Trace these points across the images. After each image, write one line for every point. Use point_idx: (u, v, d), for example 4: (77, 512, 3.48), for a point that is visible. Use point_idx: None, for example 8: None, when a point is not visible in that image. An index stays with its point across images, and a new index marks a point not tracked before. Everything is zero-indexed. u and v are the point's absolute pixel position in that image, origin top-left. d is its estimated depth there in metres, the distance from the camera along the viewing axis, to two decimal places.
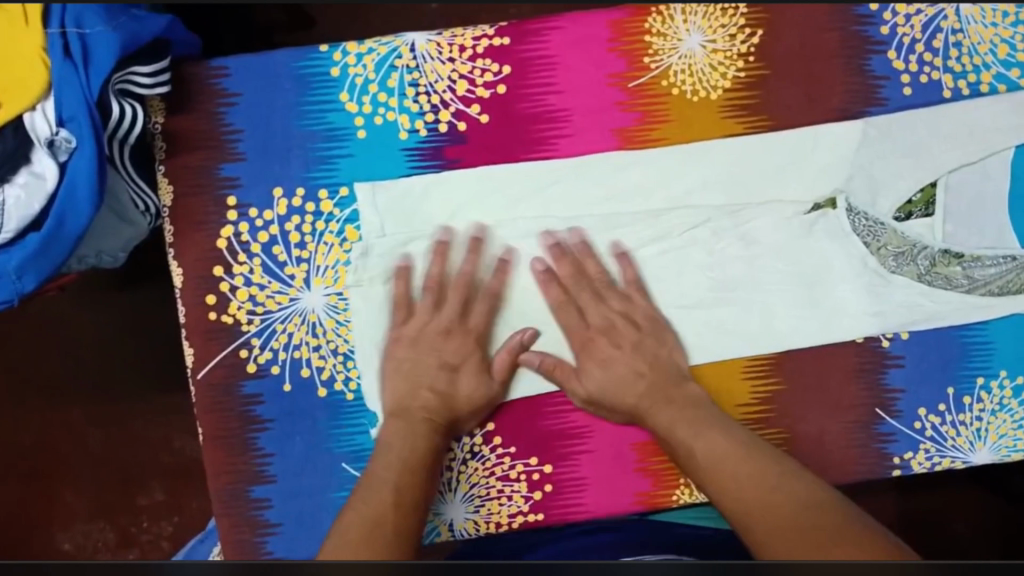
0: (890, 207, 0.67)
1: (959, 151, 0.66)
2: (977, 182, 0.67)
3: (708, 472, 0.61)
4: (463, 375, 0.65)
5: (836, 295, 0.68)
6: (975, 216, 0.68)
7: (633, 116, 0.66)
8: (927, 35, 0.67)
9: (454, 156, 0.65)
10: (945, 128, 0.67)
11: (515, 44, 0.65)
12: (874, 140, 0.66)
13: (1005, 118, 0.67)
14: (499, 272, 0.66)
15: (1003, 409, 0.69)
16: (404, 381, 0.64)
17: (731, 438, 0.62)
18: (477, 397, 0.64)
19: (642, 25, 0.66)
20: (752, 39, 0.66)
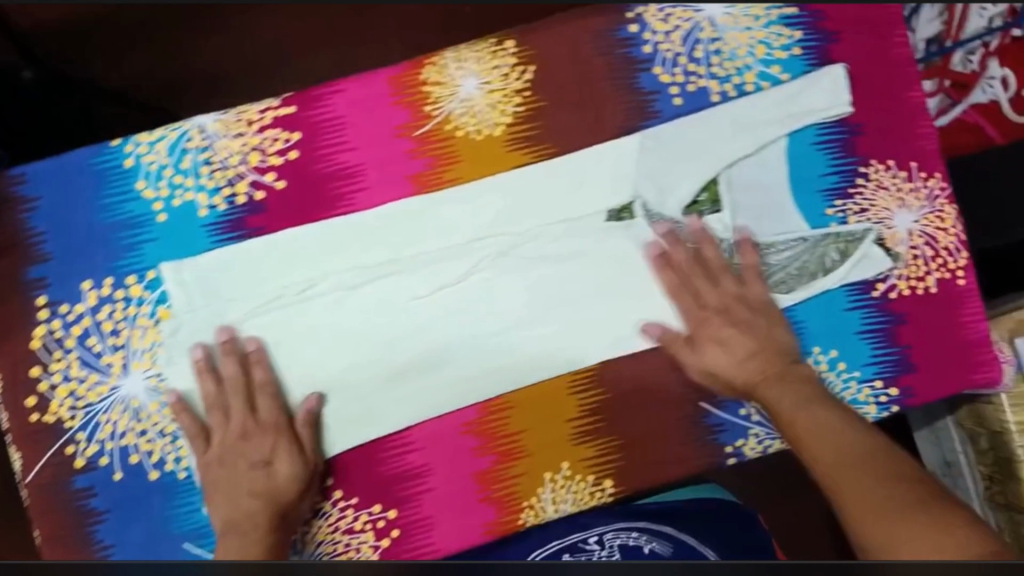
0: (677, 207, 0.71)
1: (733, 149, 0.71)
2: (757, 173, 0.72)
3: (815, 454, 0.65)
4: (270, 470, 0.66)
5: (644, 296, 0.71)
6: (761, 206, 0.72)
7: (424, 162, 0.69)
8: (687, 47, 0.72)
9: (256, 225, 0.68)
10: (721, 132, 0.71)
11: (302, 110, 0.68)
12: (651, 150, 0.71)
13: (772, 113, 0.71)
14: (264, 363, 0.67)
15: (822, 384, 0.72)
16: (222, 483, 0.66)
17: (817, 415, 0.66)
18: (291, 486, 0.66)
19: (418, 77, 0.69)
20: (526, 75, 0.70)
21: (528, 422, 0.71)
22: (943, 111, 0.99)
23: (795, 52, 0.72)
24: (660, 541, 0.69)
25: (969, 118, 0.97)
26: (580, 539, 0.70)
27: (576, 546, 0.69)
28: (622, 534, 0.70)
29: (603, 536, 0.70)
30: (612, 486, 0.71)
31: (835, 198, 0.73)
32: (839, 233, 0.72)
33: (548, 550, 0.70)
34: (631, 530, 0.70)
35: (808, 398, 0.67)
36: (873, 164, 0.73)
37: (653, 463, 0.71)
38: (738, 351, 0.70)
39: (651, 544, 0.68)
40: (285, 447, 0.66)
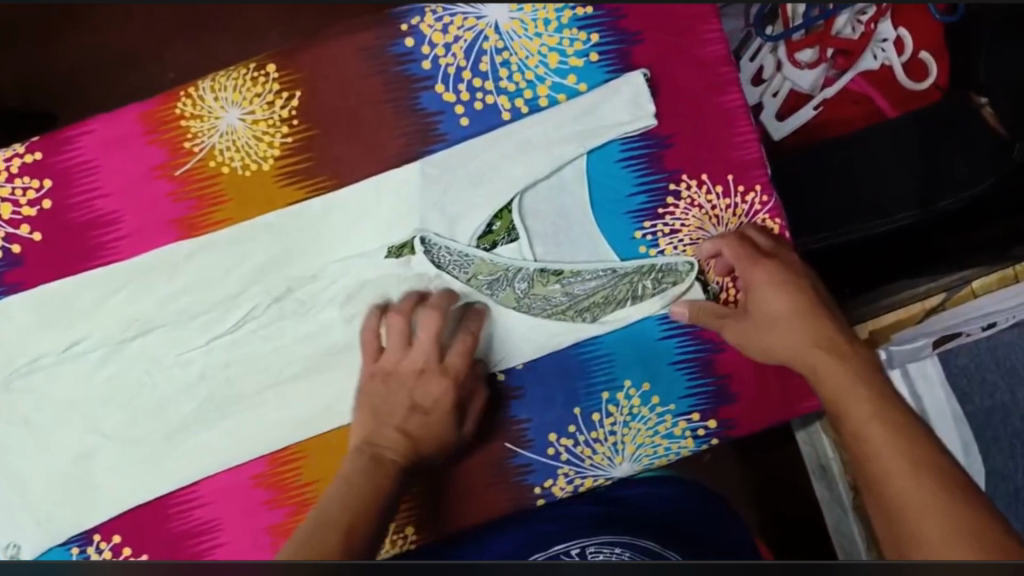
0: (469, 240, 0.65)
1: (526, 171, 0.65)
2: (553, 195, 0.66)
3: (874, 477, 0.57)
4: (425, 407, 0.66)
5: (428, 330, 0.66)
6: (560, 231, 0.66)
7: (188, 204, 0.65)
8: (472, 60, 0.65)
9: (13, 281, 0.64)
10: (510, 151, 0.65)
11: (49, 156, 0.64)
12: (435, 179, 0.65)
13: (569, 130, 0.65)
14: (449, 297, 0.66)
15: (635, 419, 0.67)
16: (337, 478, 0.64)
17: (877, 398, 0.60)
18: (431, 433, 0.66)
19: (174, 111, 0.65)
20: (292, 102, 0.65)
21: (320, 468, 0.67)
22: (828, 82, 0.86)
23: (592, 58, 0.66)
24: (644, 556, 0.61)
25: (856, 87, 0.85)
26: (564, 549, 0.64)
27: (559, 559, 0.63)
28: (605, 548, 0.62)
29: (586, 548, 0.63)
30: (414, 532, 0.67)
31: (643, 220, 0.66)
32: (653, 262, 0.66)
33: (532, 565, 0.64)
34: (613, 544, 0.63)
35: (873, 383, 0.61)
36: (684, 180, 0.66)
37: (462, 506, 0.68)
38: (784, 318, 0.64)
39: None
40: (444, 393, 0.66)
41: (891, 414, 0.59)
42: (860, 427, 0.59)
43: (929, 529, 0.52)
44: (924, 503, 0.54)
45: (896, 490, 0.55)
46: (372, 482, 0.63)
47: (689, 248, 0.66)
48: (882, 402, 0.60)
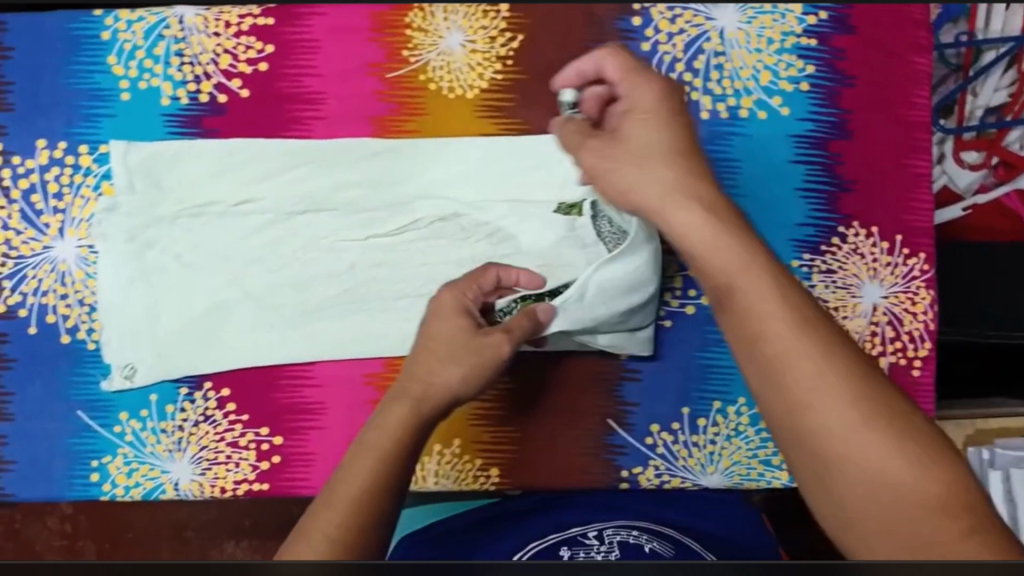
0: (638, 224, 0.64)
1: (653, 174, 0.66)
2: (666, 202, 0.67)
3: (807, 435, 0.54)
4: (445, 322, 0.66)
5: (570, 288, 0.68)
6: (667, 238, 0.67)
7: (389, 107, 0.68)
8: (688, 56, 0.67)
9: (211, 127, 0.67)
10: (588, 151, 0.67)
11: (280, 25, 0.67)
12: None
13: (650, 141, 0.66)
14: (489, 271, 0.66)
15: (737, 435, 0.69)
16: (362, 455, 0.64)
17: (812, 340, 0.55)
18: (451, 345, 0.65)
19: (403, 19, 0.68)
20: (512, 43, 0.67)
21: None
22: (982, 190, 0.81)
23: (802, 87, 0.67)
24: (661, 542, 0.64)
25: (1010, 202, 0.80)
26: (581, 531, 0.67)
27: (576, 538, 0.66)
28: (622, 531, 0.66)
29: (604, 530, 0.66)
30: (497, 475, 0.70)
31: (803, 251, 0.68)
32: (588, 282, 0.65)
33: (545, 542, 0.66)
34: (631, 529, 0.67)
35: (806, 324, 0.55)
36: (853, 226, 0.68)
37: (546, 466, 0.70)
38: (706, 237, 0.59)
39: (653, 545, 0.64)
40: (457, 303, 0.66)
41: (841, 353, 0.54)
42: (778, 352, 0.55)
43: (886, 466, 0.51)
44: (867, 472, 0.51)
45: (802, 400, 0.54)
46: (379, 470, 0.62)
47: (839, 291, 0.68)
48: (815, 327, 0.55)
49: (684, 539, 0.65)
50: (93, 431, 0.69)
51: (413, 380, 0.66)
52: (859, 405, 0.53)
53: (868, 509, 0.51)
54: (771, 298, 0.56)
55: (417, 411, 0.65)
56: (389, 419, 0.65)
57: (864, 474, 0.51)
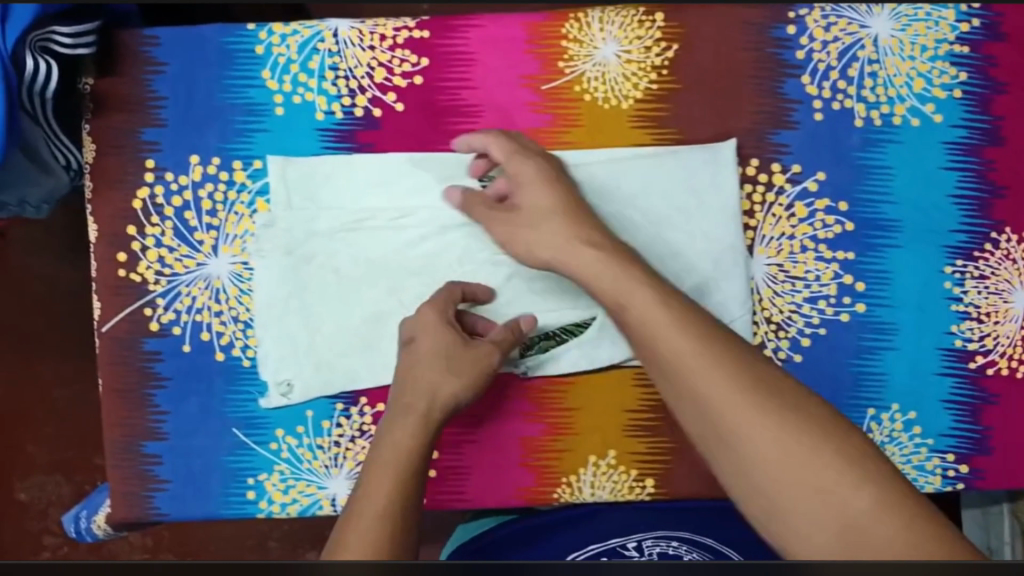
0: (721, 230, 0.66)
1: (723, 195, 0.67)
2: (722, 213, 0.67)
3: (715, 437, 0.52)
4: (420, 346, 0.63)
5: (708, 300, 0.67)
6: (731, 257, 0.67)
7: (543, 118, 0.68)
8: (843, 63, 0.68)
9: (367, 141, 0.67)
10: (679, 178, 0.67)
11: (434, 38, 0.67)
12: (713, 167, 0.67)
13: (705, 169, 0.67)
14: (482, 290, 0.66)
15: (892, 442, 0.68)
16: (382, 453, 0.59)
17: (688, 332, 0.54)
18: (433, 367, 0.62)
19: (559, 30, 0.68)
20: (667, 53, 0.68)
21: (585, 401, 0.69)
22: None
23: (955, 94, 0.68)
24: (698, 551, 0.68)
25: None
26: (620, 543, 0.69)
27: (615, 549, 0.68)
28: (662, 542, 0.69)
29: (642, 542, 0.68)
30: (653, 485, 0.69)
31: (957, 257, 0.68)
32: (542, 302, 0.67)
33: (585, 551, 0.69)
34: (670, 539, 0.69)
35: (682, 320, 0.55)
36: (1006, 232, 0.68)
37: (701, 476, 0.69)
38: (628, 280, 0.58)
39: (691, 554, 0.67)
40: (437, 321, 0.63)
41: (716, 350, 0.53)
42: (695, 373, 0.53)
43: (770, 450, 0.49)
44: (768, 455, 0.49)
45: (726, 424, 0.51)
46: (406, 459, 0.58)
47: (990, 296, 0.69)
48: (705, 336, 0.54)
49: (723, 549, 0.69)
50: (248, 449, 0.68)
51: (413, 396, 0.61)
52: (726, 368, 0.52)
53: (765, 474, 0.49)
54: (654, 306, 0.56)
55: (425, 413, 0.61)
56: (400, 434, 0.59)
57: (770, 460, 0.49)
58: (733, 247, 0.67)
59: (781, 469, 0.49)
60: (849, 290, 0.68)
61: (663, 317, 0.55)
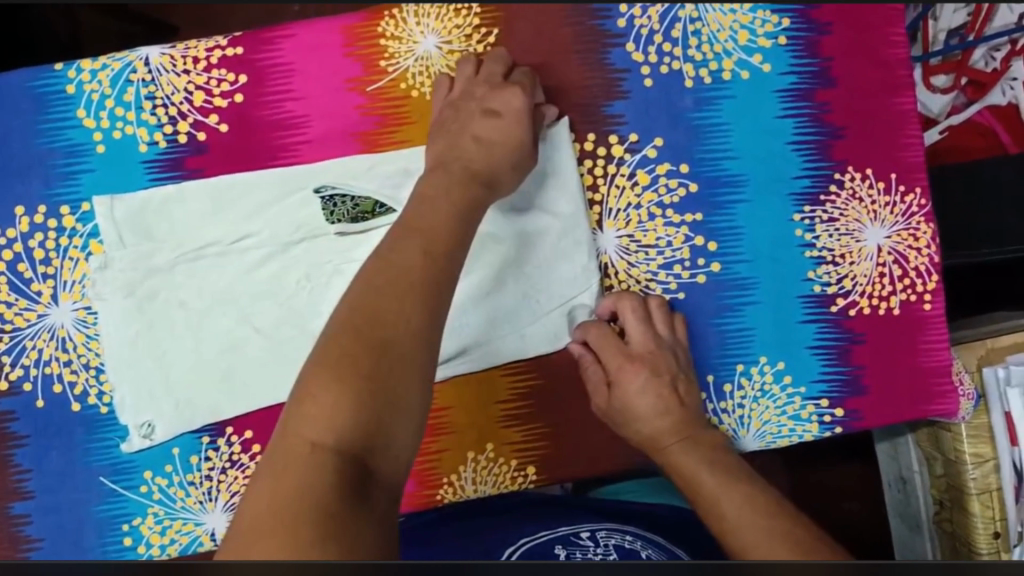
0: (564, 207, 0.67)
1: (557, 175, 0.67)
2: (559, 189, 0.67)
3: (716, 512, 0.60)
4: (501, 120, 0.63)
5: (551, 283, 0.67)
6: (569, 237, 0.67)
7: (373, 120, 0.66)
8: (666, 25, 0.67)
9: (195, 167, 0.66)
10: None
11: (250, 53, 0.66)
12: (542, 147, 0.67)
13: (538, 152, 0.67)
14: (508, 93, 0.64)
15: (765, 395, 0.69)
16: (379, 316, 0.51)
17: (666, 420, 0.65)
18: (464, 188, 0.60)
19: (375, 29, 0.66)
20: (488, 39, 0.67)
21: (456, 398, 0.68)
22: (954, 111, 0.80)
23: (781, 41, 0.68)
24: (654, 548, 0.62)
25: (981, 120, 0.79)
26: (574, 532, 0.65)
27: (568, 539, 0.63)
28: (616, 533, 0.64)
29: (597, 533, 0.64)
30: (535, 472, 0.69)
31: (804, 203, 0.69)
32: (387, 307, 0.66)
33: (537, 538, 0.64)
34: (624, 533, 0.64)
35: (665, 406, 0.66)
36: (849, 171, 0.68)
37: (580, 456, 0.69)
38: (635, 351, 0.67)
39: (647, 550, 0.61)
40: (524, 108, 0.63)
41: (688, 419, 0.66)
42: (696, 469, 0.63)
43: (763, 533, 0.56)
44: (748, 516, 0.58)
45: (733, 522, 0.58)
46: (415, 350, 0.51)
47: (842, 237, 0.69)
48: (692, 436, 0.65)
49: (673, 547, 0.64)
50: (119, 496, 0.67)
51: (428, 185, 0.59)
52: (717, 469, 0.62)
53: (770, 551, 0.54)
54: (644, 393, 0.66)
55: (426, 291, 0.53)
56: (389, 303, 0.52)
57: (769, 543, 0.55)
58: (576, 224, 0.67)
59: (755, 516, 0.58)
60: (702, 251, 0.68)
61: (651, 400, 0.66)
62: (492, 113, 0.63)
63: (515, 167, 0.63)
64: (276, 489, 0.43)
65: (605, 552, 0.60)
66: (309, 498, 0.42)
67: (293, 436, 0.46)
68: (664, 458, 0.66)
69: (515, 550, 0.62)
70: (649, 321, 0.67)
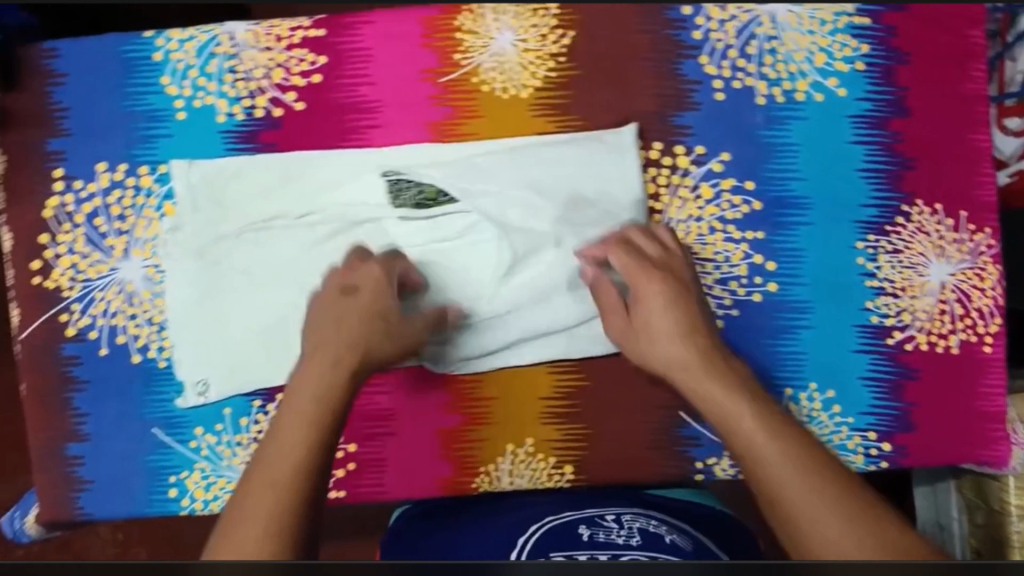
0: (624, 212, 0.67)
1: (619, 178, 0.67)
2: (619, 193, 0.67)
3: (775, 481, 0.56)
4: (362, 292, 0.65)
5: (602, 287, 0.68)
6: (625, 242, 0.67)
7: (443, 111, 0.68)
8: (741, 41, 0.67)
9: (269, 141, 0.68)
10: (576, 162, 0.67)
11: (331, 36, 0.67)
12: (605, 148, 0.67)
13: (601, 155, 0.67)
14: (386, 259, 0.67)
15: (812, 422, 0.68)
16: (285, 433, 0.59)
17: (691, 342, 0.63)
18: (367, 324, 0.64)
19: (453, 22, 0.67)
20: (563, 40, 0.67)
21: (501, 390, 0.69)
22: None
23: (858, 66, 0.67)
24: (681, 535, 0.59)
25: None
26: (596, 513, 0.62)
27: (593, 521, 0.60)
28: (641, 519, 0.61)
29: (622, 516, 0.61)
30: (572, 472, 0.70)
31: (868, 232, 0.68)
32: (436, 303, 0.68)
33: (561, 520, 0.62)
34: (650, 518, 0.62)
35: (691, 329, 0.64)
36: (917, 204, 0.67)
37: (617, 460, 0.69)
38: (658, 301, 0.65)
39: (672, 535, 0.58)
40: (381, 275, 0.66)
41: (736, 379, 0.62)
42: (750, 434, 0.59)
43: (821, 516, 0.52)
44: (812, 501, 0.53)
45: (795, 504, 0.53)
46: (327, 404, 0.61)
47: (905, 270, 0.68)
48: (747, 391, 0.62)
49: (701, 537, 0.61)
50: (169, 449, 0.70)
51: (341, 348, 0.64)
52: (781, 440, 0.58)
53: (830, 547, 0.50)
54: (667, 309, 0.64)
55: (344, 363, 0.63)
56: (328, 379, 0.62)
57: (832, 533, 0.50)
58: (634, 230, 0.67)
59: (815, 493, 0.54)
60: (760, 269, 0.68)
61: (673, 319, 0.64)
62: (354, 290, 0.66)
63: (386, 334, 0.65)
64: (256, 493, 0.54)
65: (629, 534, 0.57)
66: (284, 493, 0.54)
67: (264, 471, 0.57)
68: (720, 419, 0.62)
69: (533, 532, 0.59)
70: (644, 249, 0.66)
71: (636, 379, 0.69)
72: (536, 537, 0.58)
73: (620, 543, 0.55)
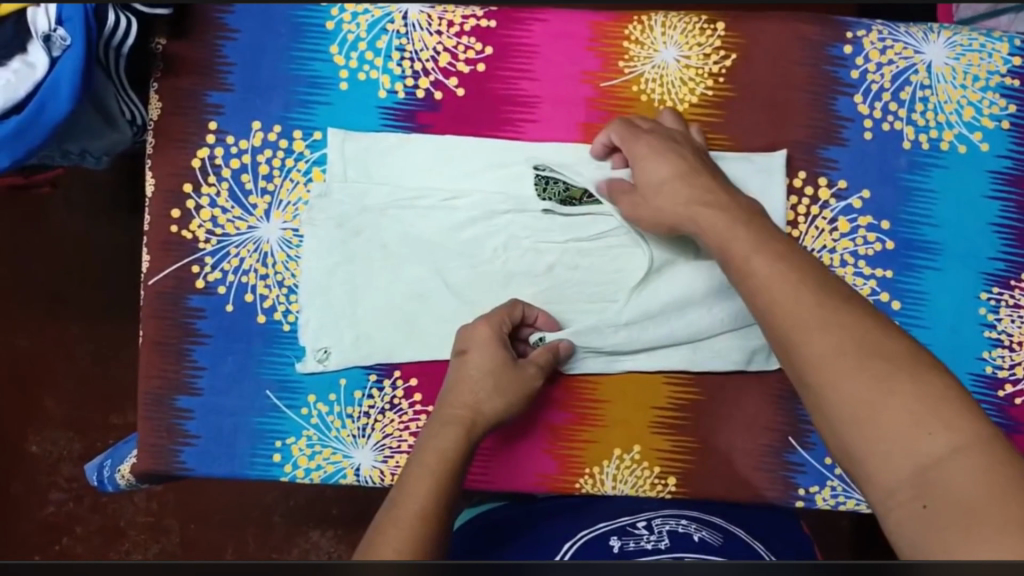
0: None
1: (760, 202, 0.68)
2: None
3: (839, 391, 0.48)
4: (473, 356, 0.65)
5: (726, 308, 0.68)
6: None
7: (599, 114, 0.70)
8: (895, 86, 0.69)
9: (425, 122, 0.69)
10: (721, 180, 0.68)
11: (501, 28, 0.69)
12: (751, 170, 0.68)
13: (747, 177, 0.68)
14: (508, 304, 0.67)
15: None
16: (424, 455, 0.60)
17: (685, 186, 0.62)
18: (481, 382, 0.64)
19: (623, 31, 0.69)
20: (725, 62, 0.69)
21: (616, 394, 0.70)
22: None
23: (1003, 125, 0.69)
24: (709, 531, 0.65)
25: None
26: (630, 522, 0.66)
27: (624, 530, 0.64)
28: (671, 520, 0.66)
29: (652, 522, 0.66)
30: (675, 484, 0.69)
31: (993, 284, 0.69)
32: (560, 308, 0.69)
33: (594, 532, 0.65)
34: (679, 518, 0.67)
35: (688, 171, 0.62)
36: None
37: (723, 476, 0.69)
38: (667, 182, 0.62)
39: (701, 531, 0.64)
40: (492, 335, 0.65)
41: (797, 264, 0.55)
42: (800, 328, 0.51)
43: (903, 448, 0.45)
44: (876, 451, 0.46)
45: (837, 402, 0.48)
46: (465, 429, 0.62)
47: None
48: (793, 258, 0.55)
49: (732, 527, 0.67)
50: (279, 412, 0.69)
51: (458, 408, 0.63)
52: (830, 330, 0.50)
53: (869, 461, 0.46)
54: (663, 159, 0.63)
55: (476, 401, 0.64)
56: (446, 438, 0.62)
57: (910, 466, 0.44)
58: None
59: (898, 411, 0.46)
60: (885, 307, 0.69)
61: (668, 194, 0.62)
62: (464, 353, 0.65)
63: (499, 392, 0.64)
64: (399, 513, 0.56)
65: (658, 538, 0.62)
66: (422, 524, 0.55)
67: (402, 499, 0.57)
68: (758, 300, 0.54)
69: (572, 545, 0.63)
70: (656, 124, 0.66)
71: (750, 398, 0.70)
72: (573, 551, 0.63)
73: (650, 548, 0.60)
